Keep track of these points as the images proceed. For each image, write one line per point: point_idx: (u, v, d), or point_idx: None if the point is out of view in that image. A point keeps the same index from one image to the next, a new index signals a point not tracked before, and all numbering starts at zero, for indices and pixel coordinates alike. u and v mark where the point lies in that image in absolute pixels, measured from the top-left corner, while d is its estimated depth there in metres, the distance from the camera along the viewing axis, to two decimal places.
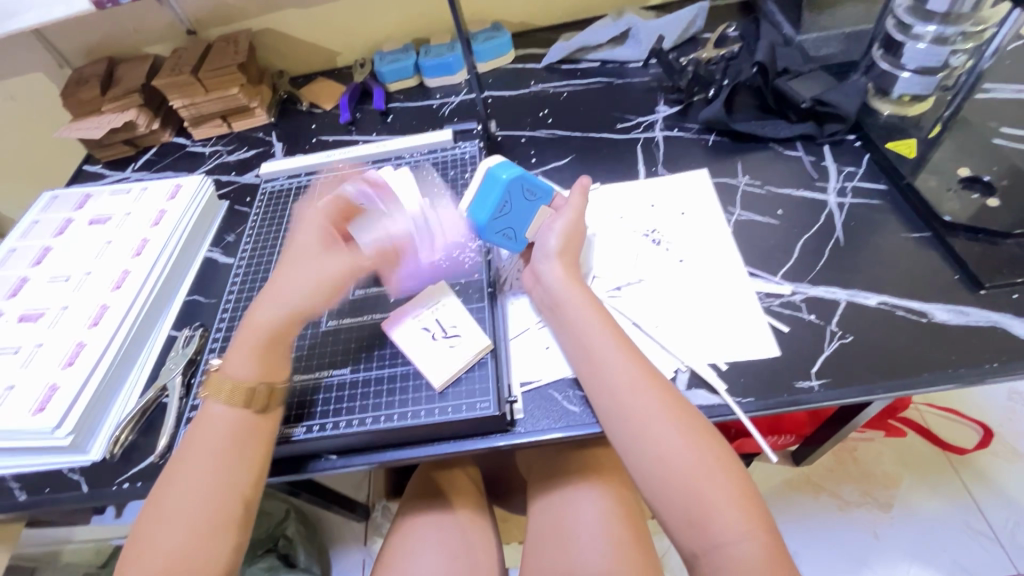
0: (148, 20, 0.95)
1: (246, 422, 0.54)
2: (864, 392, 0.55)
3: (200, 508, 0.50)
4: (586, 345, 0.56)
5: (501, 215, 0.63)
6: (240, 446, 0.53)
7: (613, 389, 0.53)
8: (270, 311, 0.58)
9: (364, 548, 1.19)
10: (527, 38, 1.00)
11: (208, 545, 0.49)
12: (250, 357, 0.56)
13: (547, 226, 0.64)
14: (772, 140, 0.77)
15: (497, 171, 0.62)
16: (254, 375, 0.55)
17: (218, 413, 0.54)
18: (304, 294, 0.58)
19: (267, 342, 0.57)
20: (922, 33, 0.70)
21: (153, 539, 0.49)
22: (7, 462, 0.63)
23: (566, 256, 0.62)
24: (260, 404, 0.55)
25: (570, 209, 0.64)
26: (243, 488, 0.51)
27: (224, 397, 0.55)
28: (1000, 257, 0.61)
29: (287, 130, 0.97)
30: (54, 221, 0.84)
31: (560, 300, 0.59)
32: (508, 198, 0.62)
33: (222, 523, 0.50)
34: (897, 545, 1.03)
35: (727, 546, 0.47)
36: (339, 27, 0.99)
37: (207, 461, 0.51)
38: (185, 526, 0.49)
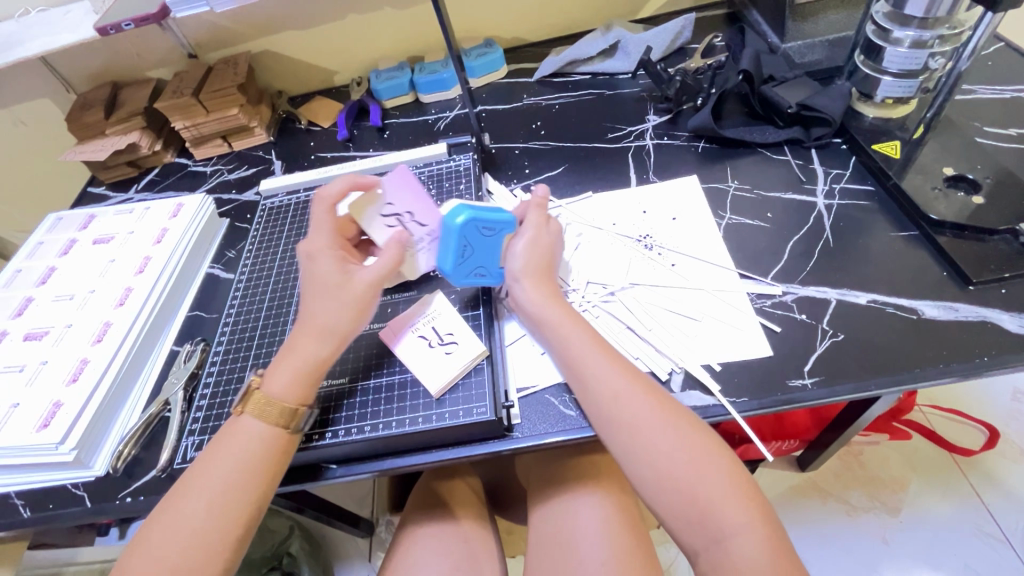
0: (150, 45, 0.98)
1: (269, 443, 0.54)
2: (856, 389, 0.56)
3: (194, 528, 0.50)
4: (570, 360, 0.56)
5: (466, 257, 0.61)
6: (249, 467, 0.53)
7: (601, 401, 0.54)
8: (304, 342, 0.57)
9: (368, 564, 1.19)
10: (519, 54, 1.03)
11: (198, 568, 0.49)
12: (280, 383, 0.56)
13: (511, 250, 0.64)
14: (760, 145, 0.79)
15: (450, 215, 0.59)
16: (288, 396, 0.55)
17: (238, 433, 0.55)
18: (337, 318, 0.58)
19: (298, 368, 0.56)
20: (901, 38, 0.72)
21: (144, 562, 0.49)
22: (12, 479, 0.64)
23: (533, 274, 0.62)
24: (284, 425, 0.55)
25: (529, 228, 0.64)
26: (243, 509, 0.52)
27: (252, 415, 0.55)
28: (988, 253, 0.62)
29: (286, 148, 0.99)
30: (58, 242, 0.86)
31: (538, 319, 0.59)
32: (467, 240, 0.60)
33: (215, 545, 0.50)
34: (907, 549, 1.02)
35: (726, 541, 0.47)
36: (335, 48, 1.01)
37: (213, 481, 0.52)
38: (175, 548, 0.49)
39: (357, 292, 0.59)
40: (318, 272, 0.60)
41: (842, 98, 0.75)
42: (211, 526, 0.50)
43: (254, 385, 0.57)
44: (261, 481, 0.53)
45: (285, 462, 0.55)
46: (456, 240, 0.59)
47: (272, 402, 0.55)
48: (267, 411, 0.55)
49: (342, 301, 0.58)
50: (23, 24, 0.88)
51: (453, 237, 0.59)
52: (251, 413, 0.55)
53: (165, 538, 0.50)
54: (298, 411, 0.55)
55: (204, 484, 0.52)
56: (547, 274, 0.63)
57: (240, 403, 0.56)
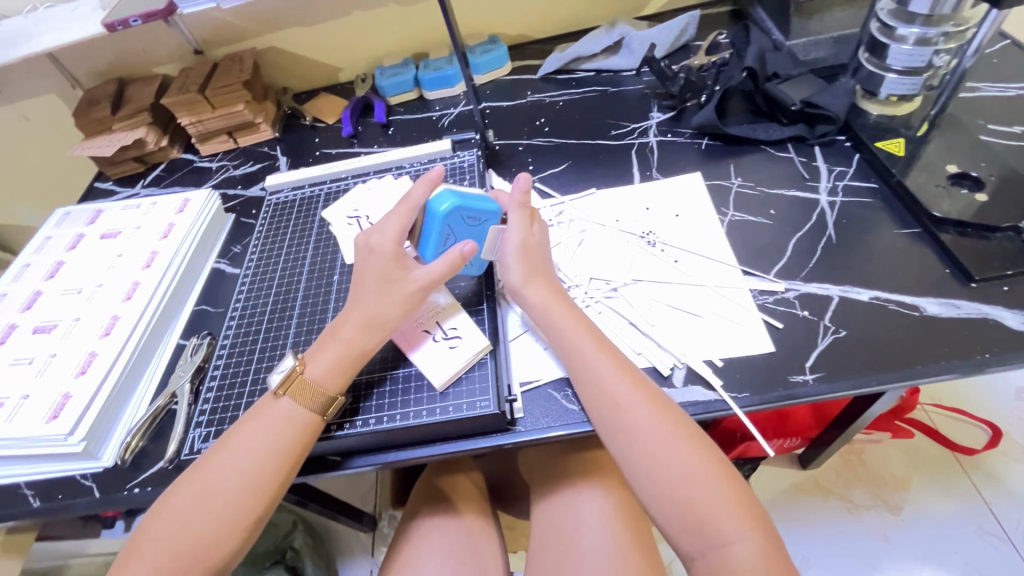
0: (157, 41, 0.98)
1: (301, 427, 0.55)
2: (857, 385, 0.56)
3: (220, 501, 0.51)
4: (575, 363, 0.57)
5: (447, 242, 0.63)
6: (281, 450, 0.53)
7: (604, 404, 0.54)
8: (346, 329, 0.59)
9: (371, 559, 1.19)
10: (523, 51, 1.03)
11: (219, 541, 0.50)
12: (320, 367, 0.58)
13: (501, 252, 0.64)
14: (764, 143, 0.79)
15: (437, 201, 0.61)
16: (329, 382, 0.57)
17: (269, 414, 0.55)
18: (386, 312, 0.59)
19: (340, 355, 0.58)
20: (905, 35, 0.71)
21: (163, 532, 0.50)
22: (24, 469, 0.65)
23: (533, 276, 0.62)
24: (319, 411, 0.56)
25: (516, 230, 0.64)
26: (269, 489, 0.52)
27: (289, 398, 0.56)
28: (990, 251, 0.62)
29: (291, 144, 1.00)
30: (67, 237, 0.87)
31: (542, 321, 0.60)
32: (449, 227, 0.62)
33: (239, 520, 0.51)
34: (908, 547, 1.02)
35: (724, 546, 0.47)
36: (340, 45, 1.02)
37: (245, 456, 0.53)
38: (199, 518, 0.50)
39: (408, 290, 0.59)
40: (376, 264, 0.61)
41: (846, 96, 0.76)
42: (236, 500, 0.51)
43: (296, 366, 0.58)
44: (288, 463, 0.53)
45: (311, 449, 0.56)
46: (439, 226, 0.61)
47: (313, 386, 0.56)
48: (306, 395, 0.56)
49: (395, 298, 0.60)
50: (32, 19, 0.89)
51: (437, 223, 0.61)
52: (288, 396, 0.56)
53: (189, 508, 0.51)
54: (335, 399, 0.57)
55: (235, 458, 0.53)
56: (546, 275, 0.63)
57: (280, 386, 0.56)
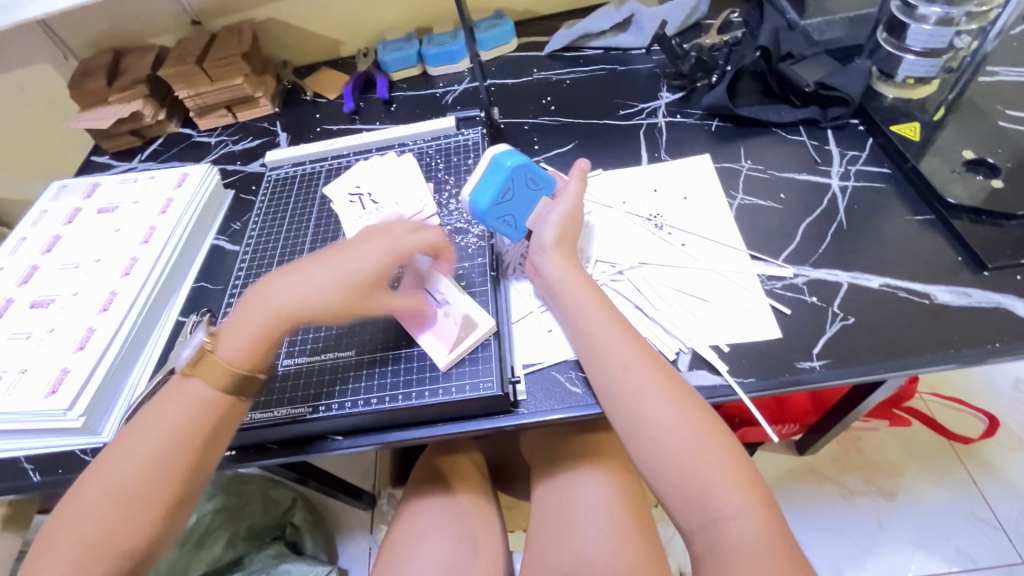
0: (154, 10, 0.96)
1: (208, 407, 0.52)
2: (865, 373, 0.55)
3: (123, 493, 0.48)
4: (583, 327, 0.56)
5: (504, 201, 0.62)
6: (184, 434, 0.50)
7: (610, 369, 0.54)
8: (269, 300, 0.54)
9: (370, 536, 1.20)
10: (530, 27, 1.00)
11: (128, 532, 0.48)
12: (234, 346, 0.53)
13: (544, 216, 0.63)
14: (775, 125, 0.77)
15: (503, 157, 0.61)
16: (239, 359, 0.53)
17: (179, 394, 0.52)
18: (307, 292, 0.54)
19: (254, 331, 0.53)
20: (927, 14, 0.70)
21: (77, 517, 0.48)
22: (22, 443, 0.65)
23: (564, 244, 0.61)
24: (229, 392, 0.52)
25: (569, 197, 0.63)
26: (175, 478, 0.49)
27: (201, 377, 0.52)
28: (1004, 239, 0.61)
29: (291, 119, 0.98)
30: (63, 210, 0.86)
31: (557, 288, 0.59)
32: (512, 183, 0.61)
33: (144, 511, 0.48)
34: (901, 533, 1.03)
35: (725, 521, 0.47)
36: (343, 17, 0.99)
37: (146, 446, 0.50)
38: (105, 509, 0.48)
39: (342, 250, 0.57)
40: (312, 220, 0.59)
41: (861, 78, 0.74)
42: (140, 492, 0.48)
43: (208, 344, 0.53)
44: (193, 447, 0.50)
45: (225, 430, 0.53)
46: (503, 179, 0.61)
47: (222, 365, 0.52)
48: (217, 373, 0.52)
49: (322, 273, 0.55)
50: None
51: (501, 175, 0.61)
52: (200, 374, 0.52)
53: (96, 499, 0.48)
54: (243, 376, 0.53)
55: (137, 448, 0.50)
56: (574, 248, 0.62)
57: (188, 364, 0.53)
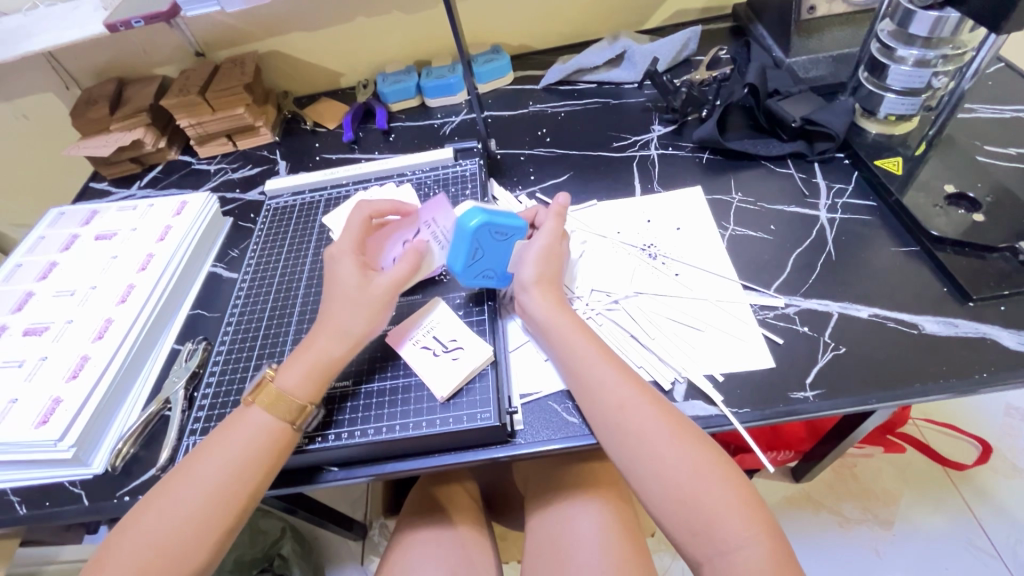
0: (158, 41, 0.97)
1: (269, 437, 0.54)
2: (857, 403, 0.56)
3: (183, 521, 0.50)
4: (578, 367, 0.57)
5: (476, 260, 0.63)
6: (248, 463, 0.53)
7: (609, 410, 0.54)
8: (319, 341, 0.59)
9: (360, 568, 1.18)
10: (526, 61, 1.03)
11: (185, 555, 0.49)
12: (293, 378, 0.57)
13: (522, 256, 0.64)
14: (765, 158, 0.80)
15: (465, 218, 0.61)
16: (300, 392, 0.56)
17: (241, 424, 0.55)
18: (353, 322, 0.59)
19: (312, 365, 0.57)
20: (905, 56, 0.73)
21: (133, 546, 0.49)
22: (9, 474, 0.64)
23: (544, 283, 0.62)
24: (290, 420, 0.55)
25: (544, 235, 0.65)
26: (237, 503, 0.52)
27: (259, 407, 0.55)
28: (988, 271, 0.62)
29: (291, 148, 0.99)
30: (60, 237, 0.86)
31: (547, 328, 0.60)
32: (479, 242, 0.61)
33: (206, 537, 0.50)
34: (898, 562, 1.02)
35: (730, 552, 0.47)
36: (343, 51, 1.02)
37: (210, 472, 0.52)
38: (165, 533, 0.49)
39: (376, 296, 0.59)
40: (339, 275, 0.61)
41: (845, 114, 0.76)
42: (203, 515, 0.50)
43: (268, 376, 0.57)
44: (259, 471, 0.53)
45: (282, 460, 0.55)
46: (468, 242, 0.61)
47: (283, 397, 0.56)
48: (277, 406, 0.55)
49: (359, 307, 0.59)
50: (31, 17, 0.88)
51: (466, 241, 0.61)
52: (259, 405, 0.56)
53: (156, 524, 0.50)
54: (305, 409, 0.56)
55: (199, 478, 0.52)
56: (556, 284, 0.63)
57: (251, 394, 0.56)
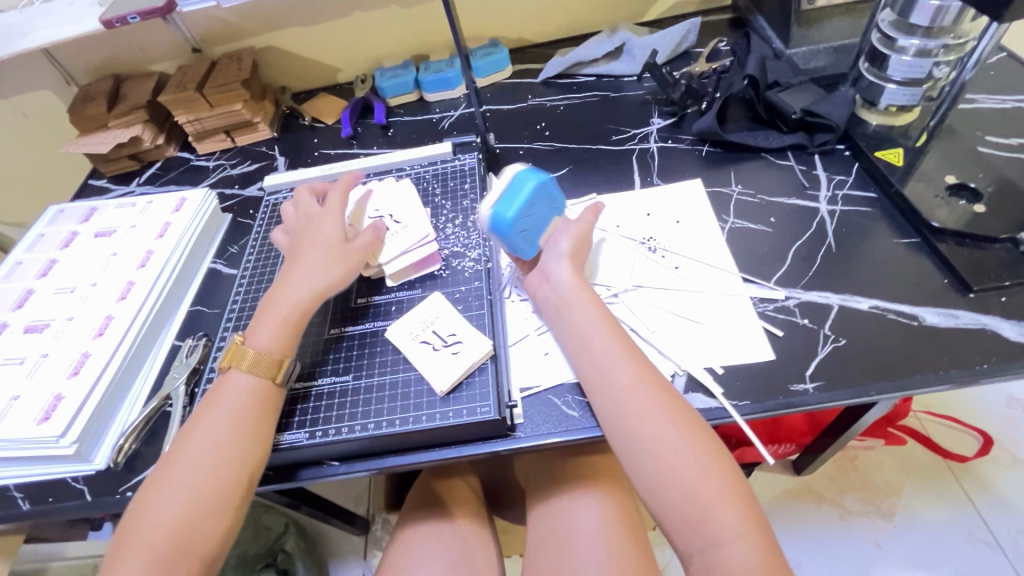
0: (155, 37, 0.97)
1: (256, 393, 0.56)
2: (857, 395, 0.56)
3: (190, 490, 0.50)
4: (589, 345, 0.57)
5: (527, 214, 0.62)
6: (247, 424, 0.54)
7: (616, 389, 0.54)
8: (284, 292, 0.61)
9: (364, 562, 1.18)
10: (524, 54, 1.03)
11: (202, 523, 0.49)
12: (266, 335, 0.58)
13: (562, 230, 0.65)
14: (764, 150, 0.79)
15: (528, 176, 0.62)
16: (271, 342, 0.58)
17: (222, 396, 0.56)
18: (319, 278, 0.62)
19: (280, 321, 0.59)
20: (906, 46, 0.72)
21: (147, 526, 0.49)
22: (12, 471, 0.64)
23: (576, 258, 0.63)
24: (271, 376, 0.57)
25: (587, 214, 0.66)
26: (244, 466, 0.52)
27: (239, 371, 0.57)
28: (989, 262, 0.62)
29: (289, 144, 0.99)
30: (60, 234, 0.86)
31: (564, 304, 0.60)
32: (536, 200, 0.62)
33: (217, 502, 0.50)
34: (899, 554, 1.03)
35: (722, 546, 0.47)
36: (341, 45, 1.01)
37: (211, 439, 0.53)
38: (176, 507, 0.50)
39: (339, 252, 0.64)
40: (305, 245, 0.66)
41: (845, 105, 0.76)
42: (208, 485, 0.51)
43: (240, 339, 0.59)
44: (258, 436, 0.54)
45: (274, 414, 0.56)
46: (530, 196, 0.61)
47: (261, 353, 0.57)
48: (258, 363, 0.57)
49: (330, 262, 0.63)
50: (27, 14, 0.88)
51: (526, 193, 0.61)
52: (239, 366, 0.57)
53: (165, 499, 0.50)
54: (283, 360, 0.58)
55: (198, 451, 0.52)
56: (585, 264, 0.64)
57: (227, 360, 0.58)
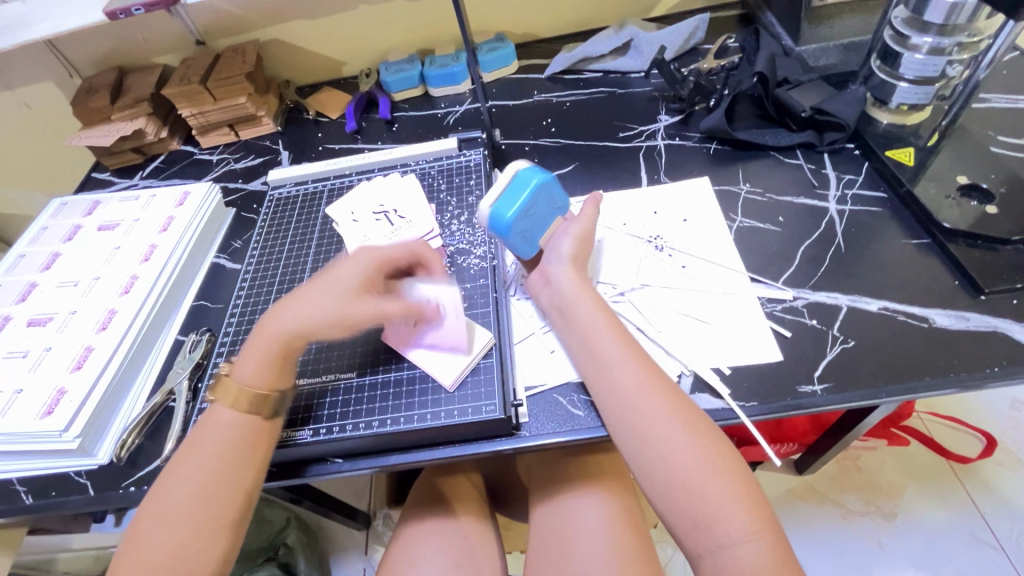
0: (158, 30, 0.96)
1: (243, 431, 0.54)
2: (865, 397, 0.56)
3: (184, 520, 0.50)
4: (593, 346, 0.56)
5: (526, 216, 0.62)
6: (237, 458, 0.53)
7: (625, 391, 0.53)
8: (272, 327, 0.57)
9: (364, 557, 1.18)
10: (530, 50, 1.02)
11: (196, 551, 0.49)
12: (249, 370, 0.56)
13: (562, 232, 0.64)
14: (773, 149, 0.79)
15: (527, 175, 0.62)
16: (253, 378, 0.55)
17: (210, 424, 0.55)
18: (309, 311, 0.57)
19: (264, 354, 0.56)
20: (919, 44, 0.71)
21: (141, 552, 0.49)
22: (14, 465, 0.64)
23: (578, 261, 0.62)
24: (258, 413, 0.55)
25: (585, 217, 0.65)
26: (237, 497, 0.52)
27: (224, 405, 0.55)
28: (1000, 264, 0.61)
29: (293, 138, 0.98)
30: (63, 227, 0.85)
31: (568, 304, 0.59)
32: (533, 201, 0.62)
33: (209, 533, 0.50)
34: (901, 554, 1.02)
35: (733, 547, 0.47)
36: (346, 39, 1.01)
37: (197, 472, 0.52)
38: (170, 535, 0.49)
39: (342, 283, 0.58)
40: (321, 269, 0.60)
41: (856, 104, 0.75)
42: (202, 515, 0.50)
43: (224, 373, 0.57)
44: (250, 467, 0.53)
45: (269, 451, 0.55)
46: (529, 195, 0.62)
47: (245, 389, 0.55)
48: (240, 399, 0.55)
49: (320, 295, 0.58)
50: (31, 5, 0.87)
51: (525, 194, 0.61)
52: (225, 403, 0.55)
53: (158, 529, 0.50)
54: (268, 396, 0.55)
55: (194, 479, 0.51)
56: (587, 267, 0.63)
57: (211, 393, 0.56)
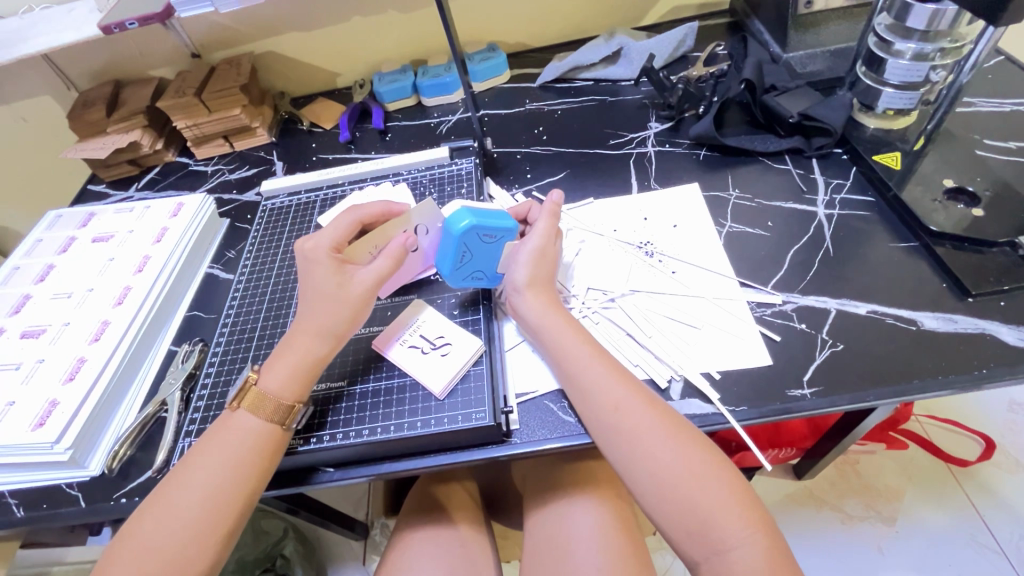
0: (153, 43, 0.97)
1: (259, 437, 0.54)
2: (855, 400, 0.56)
3: (179, 529, 0.50)
4: (569, 368, 0.56)
5: (464, 262, 0.63)
6: (239, 466, 0.53)
7: (603, 410, 0.53)
8: (301, 339, 0.58)
9: (363, 569, 1.17)
10: (521, 59, 1.03)
11: (188, 557, 0.49)
12: (278, 379, 0.56)
13: (513, 257, 0.63)
14: (762, 154, 0.79)
15: (455, 220, 0.61)
16: (286, 390, 0.56)
17: (228, 428, 0.55)
18: (337, 319, 0.58)
19: (298, 364, 0.57)
20: (902, 50, 0.72)
21: (131, 557, 0.49)
22: (5, 477, 0.64)
23: (537, 284, 0.61)
24: (280, 421, 0.55)
25: (536, 235, 0.63)
26: (233, 506, 0.51)
27: (246, 411, 0.56)
28: (988, 266, 0.62)
29: (287, 149, 0.99)
30: (57, 240, 0.86)
31: (538, 328, 0.59)
32: (467, 246, 0.61)
33: (204, 540, 0.50)
34: (901, 559, 1.02)
35: (728, 552, 0.47)
36: (340, 50, 1.02)
37: (201, 477, 0.52)
38: (163, 544, 0.49)
39: (358, 292, 0.59)
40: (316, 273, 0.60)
41: (843, 109, 0.76)
42: (198, 523, 0.50)
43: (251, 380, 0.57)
44: (253, 476, 0.53)
45: (275, 462, 0.55)
46: (455, 244, 0.61)
47: (269, 398, 0.55)
48: (263, 407, 0.55)
49: (340, 303, 0.58)
50: (26, 20, 0.88)
51: (454, 244, 0.61)
52: (248, 409, 0.56)
53: (152, 537, 0.49)
54: (294, 408, 0.56)
55: (189, 488, 0.51)
56: (550, 286, 0.62)
57: (235, 400, 0.56)
